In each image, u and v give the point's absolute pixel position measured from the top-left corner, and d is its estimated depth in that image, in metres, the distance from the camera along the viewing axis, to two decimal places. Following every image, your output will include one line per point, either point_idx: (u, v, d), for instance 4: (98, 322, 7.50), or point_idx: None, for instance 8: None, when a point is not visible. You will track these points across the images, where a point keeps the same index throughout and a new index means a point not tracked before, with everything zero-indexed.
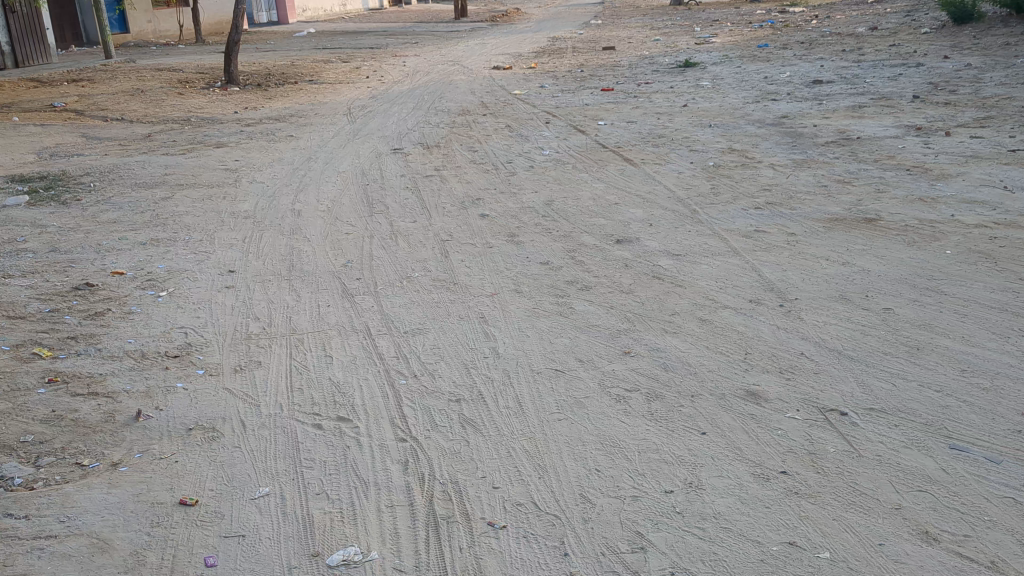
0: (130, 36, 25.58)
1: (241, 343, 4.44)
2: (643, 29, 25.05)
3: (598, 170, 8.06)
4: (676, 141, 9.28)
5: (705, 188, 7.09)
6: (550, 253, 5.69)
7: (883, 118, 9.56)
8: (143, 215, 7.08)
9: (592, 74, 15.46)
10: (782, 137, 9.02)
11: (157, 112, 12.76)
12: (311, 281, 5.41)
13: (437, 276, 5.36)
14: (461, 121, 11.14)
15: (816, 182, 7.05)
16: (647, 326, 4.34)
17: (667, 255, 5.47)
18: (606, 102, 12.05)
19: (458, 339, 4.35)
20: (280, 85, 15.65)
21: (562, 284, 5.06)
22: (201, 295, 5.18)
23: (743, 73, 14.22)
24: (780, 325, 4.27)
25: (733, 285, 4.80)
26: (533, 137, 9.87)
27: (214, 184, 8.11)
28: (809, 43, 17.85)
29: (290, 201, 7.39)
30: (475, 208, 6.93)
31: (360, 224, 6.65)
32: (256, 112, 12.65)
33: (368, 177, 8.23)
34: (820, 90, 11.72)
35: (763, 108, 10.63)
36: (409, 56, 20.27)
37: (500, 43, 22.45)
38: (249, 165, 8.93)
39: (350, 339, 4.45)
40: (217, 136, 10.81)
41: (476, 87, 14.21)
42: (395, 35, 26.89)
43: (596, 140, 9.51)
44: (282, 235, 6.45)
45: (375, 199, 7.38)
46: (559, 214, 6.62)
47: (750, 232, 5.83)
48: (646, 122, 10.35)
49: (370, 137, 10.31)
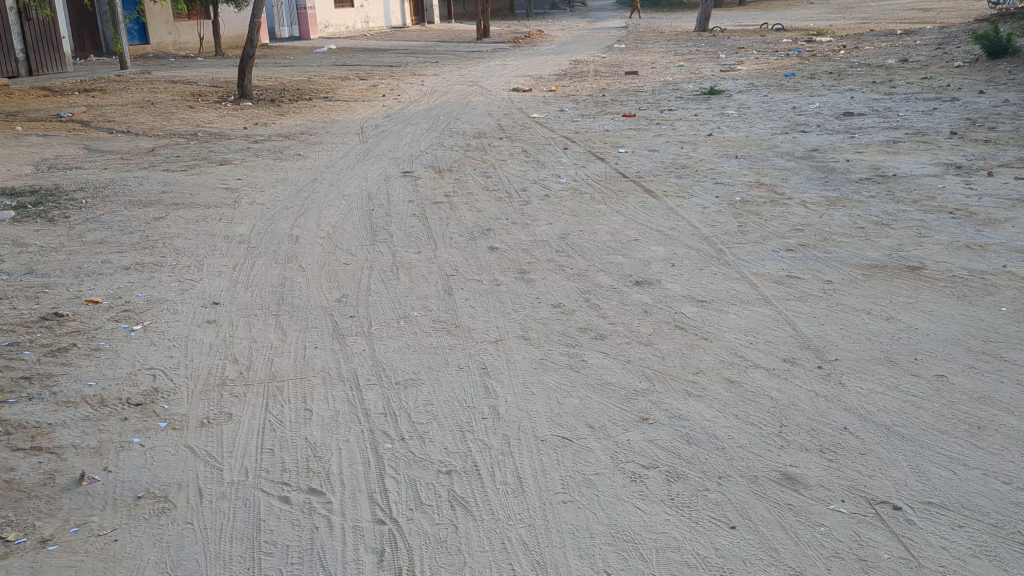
0: (150, 47, 25.41)
1: (213, 390, 3.99)
2: (667, 54, 24.66)
3: (618, 202, 7.60)
4: (700, 171, 8.82)
5: (731, 225, 6.61)
6: (563, 293, 5.23)
7: (920, 154, 9.07)
8: (131, 236, 6.67)
9: (614, 99, 15.05)
10: (813, 172, 8.54)
11: (165, 125, 12.41)
12: (300, 317, 4.95)
13: (437, 316, 4.90)
14: (477, 144, 10.71)
15: (851, 223, 6.57)
16: (667, 386, 3.86)
17: (690, 301, 5.00)
18: (627, 129, 11.62)
19: (455, 394, 3.89)
20: (294, 100, 15.32)
21: (574, 331, 4.59)
22: (177, 329, 4.74)
23: (770, 102, 13.77)
24: (818, 392, 3.78)
25: (763, 341, 4.32)
26: (550, 163, 9.44)
27: (212, 205, 7.69)
28: (838, 73, 17.39)
29: (288, 225, 6.96)
30: (484, 240, 6.48)
31: (361, 254, 6.21)
32: (266, 128, 12.28)
33: (374, 201, 7.80)
34: (852, 123, 11.25)
35: (792, 140, 10.16)
36: (428, 75, 19.92)
37: (520, 65, 22.13)
38: (251, 185, 8.52)
39: (334, 389, 3.98)
40: (224, 152, 10.43)
41: (494, 109, 13.80)
42: (417, 54, 26.65)
43: (616, 169, 9.06)
44: (276, 263, 6.01)
45: (379, 226, 6.94)
46: (574, 249, 6.16)
47: (781, 278, 5.35)
48: (669, 151, 9.90)
49: (380, 158, 9.90)
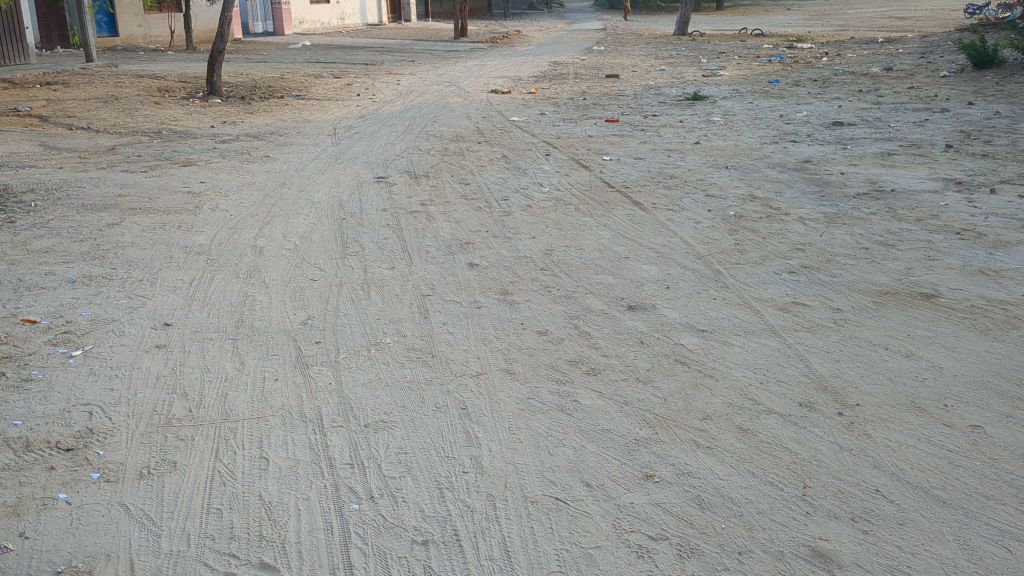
0: (119, 40, 24.71)
1: (156, 431, 3.51)
2: (648, 58, 24.32)
3: (604, 215, 7.18)
4: (689, 182, 8.41)
5: (727, 243, 6.21)
6: (550, 319, 4.80)
7: (917, 168, 8.72)
8: (81, 245, 6.14)
9: (596, 102, 14.66)
10: (808, 185, 8.17)
11: (127, 121, 11.85)
12: (259, 344, 4.48)
13: (412, 344, 4.45)
14: (455, 148, 10.25)
15: (855, 243, 6.18)
16: (672, 436, 3.44)
17: (689, 330, 4.58)
18: (611, 135, 11.21)
19: (433, 440, 3.44)
20: (265, 98, 14.79)
21: (564, 364, 4.15)
22: (120, 356, 4.24)
23: (756, 109, 13.43)
24: (842, 445, 3.38)
25: (773, 381, 3.91)
26: (532, 171, 9.01)
27: (171, 210, 7.18)
28: (823, 81, 17.11)
29: (253, 234, 6.47)
30: (463, 255, 6.04)
31: (330, 270, 5.74)
32: (234, 127, 11.75)
33: (346, 209, 7.33)
34: (843, 133, 10.90)
35: (783, 150, 9.80)
36: (404, 74, 19.40)
37: (499, 65, 21.67)
38: (215, 189, 8.01)
39: (294, 432, 3.52)
40: (189, 152, 9.89)
41: (472, 110, 13.34)
42: (393, 52, 26.10)
43: (601, 178, 8.65)
44: (238, 279, 5.53)
45: (350, 238, 6.47)
46: (560, 267, 5.73)
47: (785, 304, 4.95)
48: (656, 160, 9.49)
49: (353, 162, 9.42)
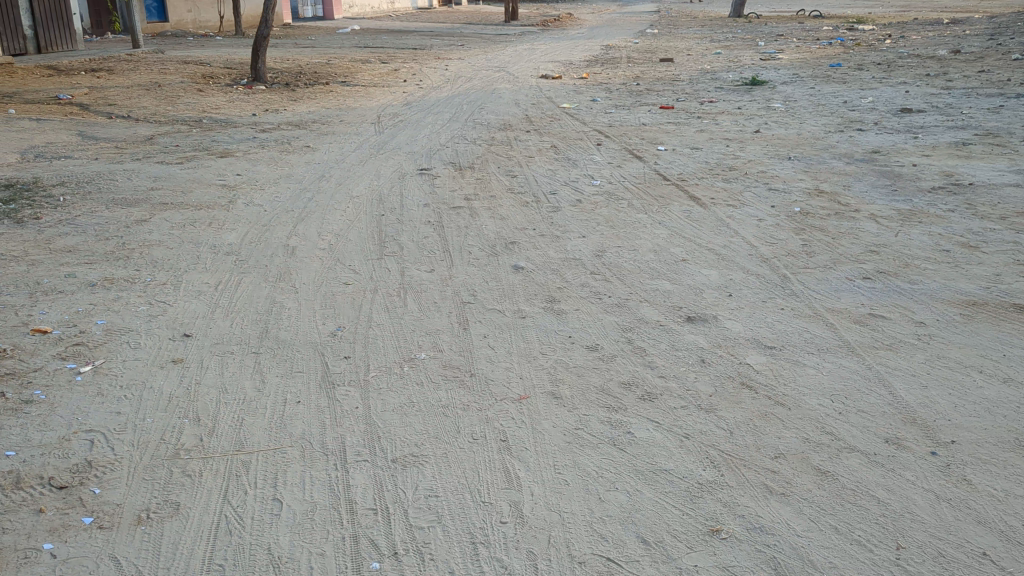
0: (168, 25, 24.65)
1: (160, 466, 3.18)
2: (702, 41, 23.66)
3: (659, 211, 6.72)
4: (750, 174, 7.91)
5: (793, 244, 5.72)
6: (601, 332, 4.38)
7: (996, 158, 8.11)
8: (106, 243, 5.86)
9: (649, 88, 14.13)
10: (878, 178, 7.62)
11: (169, 109, 11.62)
12: (283, 359, 4.12)
13: (449, 361, 4.06)
14: (502, 137, 9.85)
15: (935, 244, 5.65)
16: (740, 480, 3.00)
17: (755, 347, 4.12)
18: (665, 122, 10.71)
19: (467, 479, 3.05)
20: (310, 85, 14.51)
21: (615, 387, 3.73)
22: (132, 373, 3.93)
23: (818, 94, 12.82)
24: (939, 493, 2.91)
25: (854, 412, 3.44)
26: (582, 162, 8.57)
27: (203, 205, 6.88)
28: (887, 64, 16.37)
29: (286, 232, 6.14)
30: (508, 256, 5.64)
31: (364, 273, 5.38)
32: (276, 115, 11.47)
33: (386, 204, 6.96)
34: (912, 120, 10.28)
35: (849, 140, 9.22)
36: (452, 59, 19.04)
37: (549, 49, 21.20)
38: (251, 182, 7.70)
39: (314, 468, 3.15)
40: (228, 142, 9.62)
41: (520, 97, 12.91)
42: (441, 36, 25.74)
43: (655, 170, 8.18)
44: (266, 282, 5.19)
45: (388, 236, 6.10)
46: (612, 271, 5.30)
47: (862, 316, 4.46)
48: (713, 150, 8.99)
49: (395, 152, 9.07)
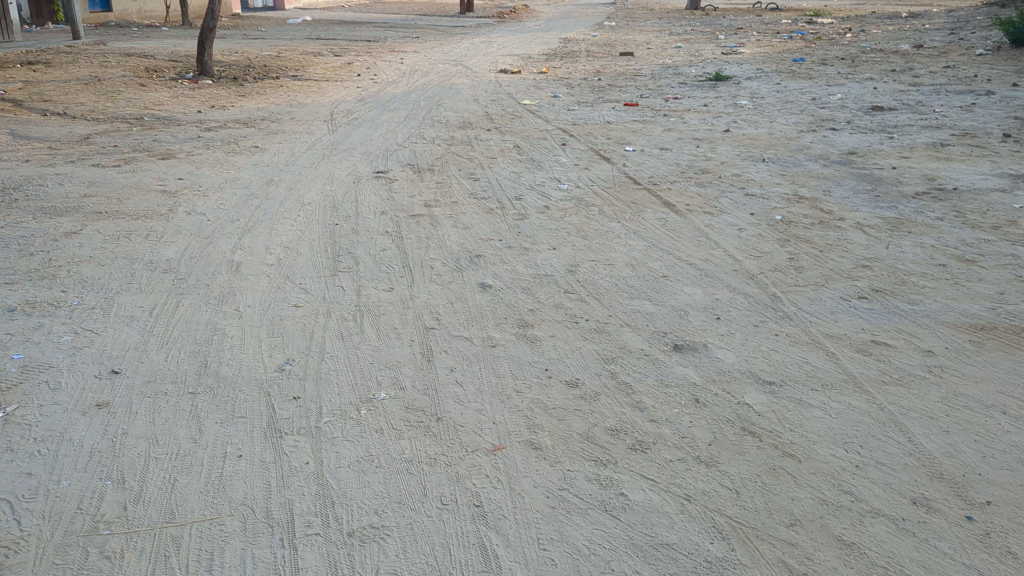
0: (112, 15, 23.79)
1: (75, 546, 2.70)
2: (661, 34, 23.36)
3: (633, 219, 6.32)
4: (724, 177, 7.54)
5: (779, 258, 5.35)
6: (580, 364, 3.94)
7: (977, 161, 7.83)
8: (29, 260, 5.31)
9: (612, 83, 13.75)
10: (858, 183, 7.29)
11: (107, 106, 10.98)
12: (223, 401, 3.63)
13: (412, 401, 3.60)
14: (462, 136, 9.39)
15: (928, 258, 5.31)
16: (755, 557, 2.60)
17: (752, 382, 3.72)
18: (631, 121, 10.32)
19: (437, 562, 2.61)
20: (259, 78, 13.92)
21: (602, 434, 3.30)
22: (48, 422, 3.43)
23: (785, 90, 12.53)
24: (982, 571, 2.53)
25: (873, 464, 3.05)
26: (548, 164, 8.15)
27: (141, 214, 6.33)
28: (851, 59, 16.16)
29: (231, 245, 5.64)
30: (474, 272, 5.19)
31: (316, 293, 4.89)
32: (223, 112, 10.89)
33: (340, 213, 6.47)
34: (885, 119, 9.99)
35: (823, 140, 8.90)
36: (407, 52, 18.52)
37: (507, 42, 20.76)
38: (194, 187, 7.15)
39: (257, 547, 2.70)
40: (171, 142, 9.04)
41: (479, 93, 12.46)
42: (396, 28, 25.18)
43: (625, 172, 7.78)
44: (206, 305, 4.68)
45: (343, 250, 5.62)
46: (588, 290, 4.87)
47: (865, 345, 4.09)
48: (684, 151, 8.61)
49: (349, 153, 8.56)
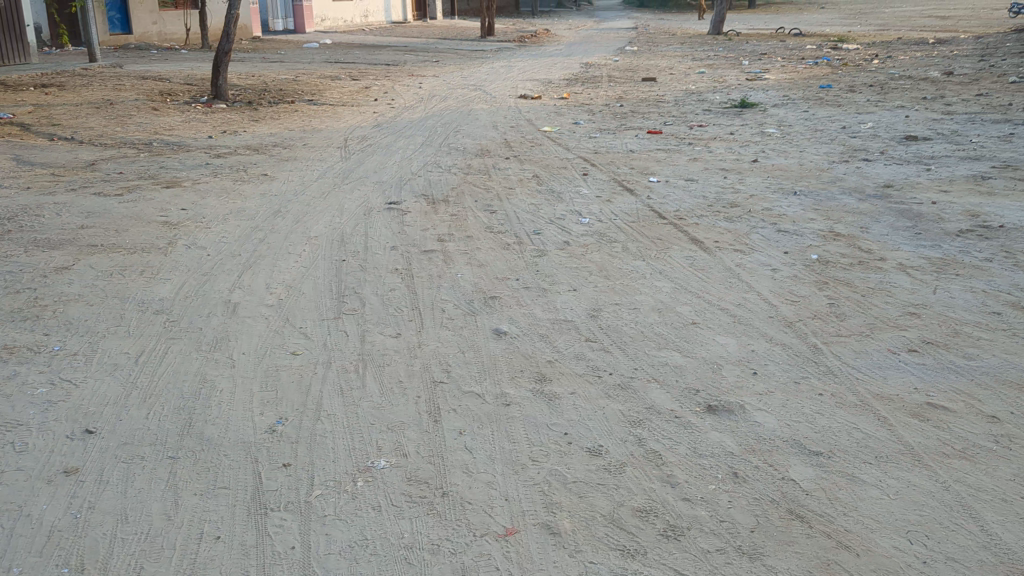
0: (132, 38, 23.75)
1: None
2: (683, 59, 23.09)
3: (659, 257, 5.93)
4: (754, 211, 7.15)
5: (819, 303, 4.95)
6: (603, 427, 3.54)
7: (1022, 195, 7.40)
8: (14, 299, 4.99)
9: (634, 109, 13.42)
10: (896, 218, 6.88)
11: (117, 130, 10.73)
12: (204, 468, 3.26)
13: (415, 471, 3.22)
14: (479, 165, 9.04)
15: (982, 304, 4.89)
16: None
17: (797, 452, 3.32)
18: (654, 149, 9.96)
19: None
20: (274, 103, 13.69)
21: (628, 516, 2.91)
22: (9, 493, 3.07)
23: (814, 118, 12.15)
24: None
25: (943, 560, 2.65)
26: (568, 195, 7.79)
27: (138, 247, 6.01)
28: (879, 86, 15.79)
29: (230, 284, 5.29)
30: (488, 317, 4.81)
31: (317, 339, 4.53)
32: (235, 138, 10.61)
33: (347, 248, 6.12)
34: (920, 150, 9.59)
35: (856, 172, 8.50)
36: (426, 77, 18.28)
37: (527, 67, 20.53)
38: (197, 218, 6.83)
39: None
40: (178, 169, 8.75)
41: (498, 119, 12.16)
42: (415, 52, 25.01)
43: (649, 205, 7.41)
44: (197, 352, 4.33)
45: (349, 290, 5.26)
46: (612, 338, 4.48)
47: (921, 409, 3.68)
48: (711, 182, 8.23)
49: (362, 182, 8.24)
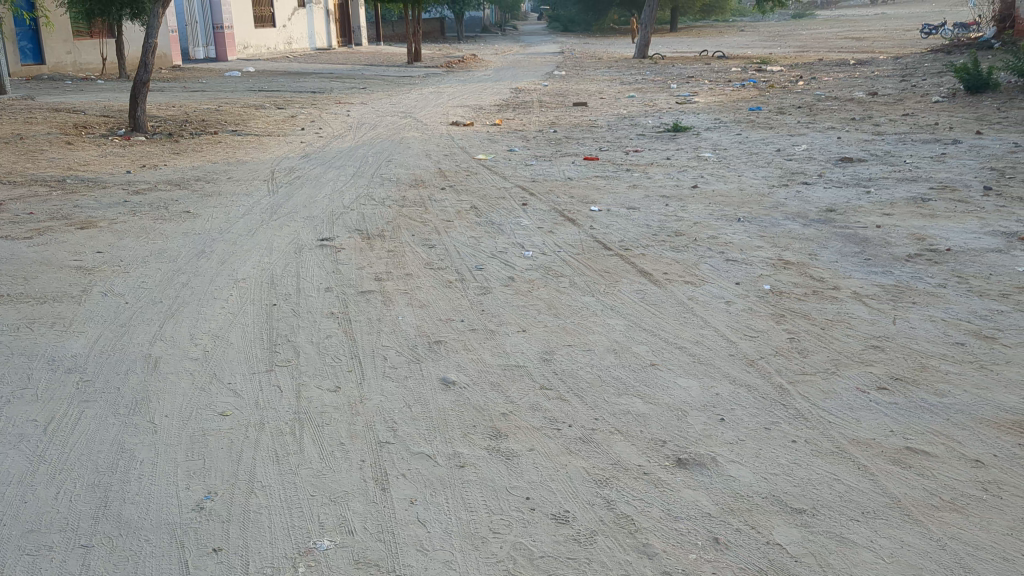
0: (45, 67, 22.87)
1: None
2: (613, 83, 23.14)
3: (608, 292, 5.68)
4: (700, 239, 6.97)
5: (779, 338, 4.74)
6: (567, 489, 3.25)
7: (964, 217, 7.36)
8: None
9: (568, 135, 13.26)
10: (843, 244, 6.76)
11: (27, 167, 10.16)
12: (121, 559, 2.88)
13: (363, 552, 2.89)
14: (414, 197, 8.73)
15: (944, 335, 4.73)
16: None
17: (779, 510, 3.07)
18: (592, 176, 9.78)
19: None
20: (196, 134, 13.21)
21: None
22: None
23: (748, 141, 12.12)
24: None
25: None
26: (508, 226, 7.53)
27: (48, 297, 5.55)
28: (808, 107, 15.92)
29: (150, 335, 4.88)
30: (435, 364, 4.49)
31: (248, 396, 4.15)
32: (155, 172, 10.13)
33: (278, 291, 5.74)
34: (857, 172, 9.56)
35: (798, 196, 8.41)
36: (355, 104, 17.92)
37: (457, 93, 20.33)
38: (114, 262, 6.38)
39: None
40: (94, 208, 8.25)
41: (431, 147, 11.87)
42: (342, 79, 24.60)
43: (593, 236, 7.18)
44: (114, 417, 3.92)
45: (281, 339, 4.89)
46: (568, 384, 4.20)
47: (901, 454, 3.47)
48: (653, 209, 8.05)
49: (291, 218, 7.85)
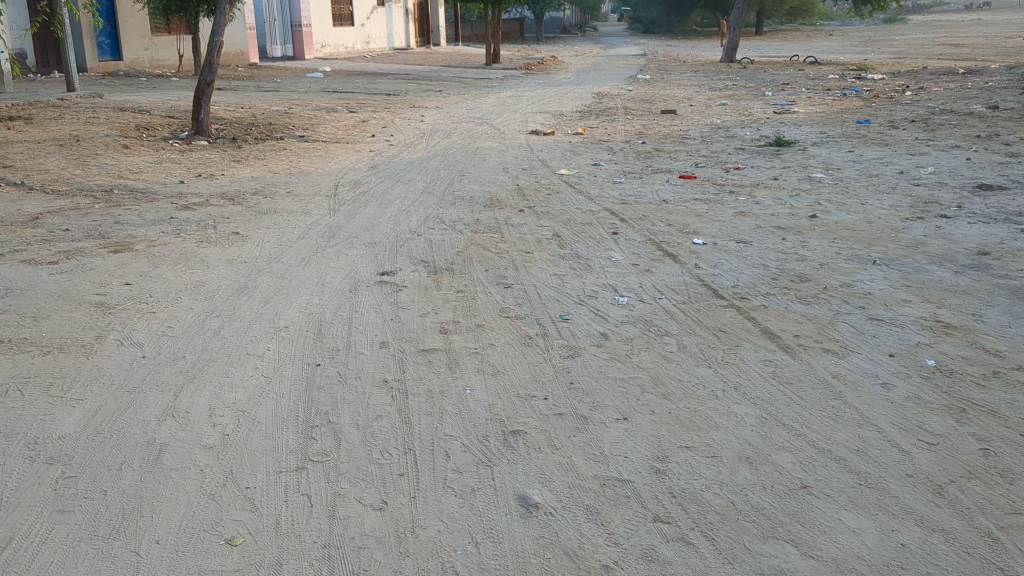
0: (122, 64, 22.53)
1: None
2: (702, 89, 21.90)
3: (729, 361, 4.57)
4: (832, 288, 5.80)
5: (970, 449, 3.57)
6: None
7: None
8: None
9: (658, 147, 12.14)
10: (1011, 299, 5.54)
11: (76, 173, 9.44)
12: None
13: None
14: (489, 220, 7.69)
15: None
16: None
17: None
18: (690, 199, 8.66)
19: None
20: (261, 139, 12.46)
21: None
22: None
23: (862, 160, 10.85)
24: None
25: None
26: (599, 262, 6.46)
27: (55, 345, 4.67)
28: (922, 121, 14.52)
29: (160, 410, 3.92)
30: (512, 470, 3.43)
31: (268, 512, 3.17)
32: (210, 182, 9.32)
33: (326, 345, 4.77)
34: (1001, 202, 8.25)
35: (939, 232, 7.16)
36: (429, 109, 17.01)
37: (536, 97, 19.32)
38: (142, 297, 5.50)
39: None
40: (136, 224, 7.44)
41: (509, 159, 10.88)
42: (418, 80, 23.80)
43: (700, 278, 6.06)
44: (90, 542, 2.97)
45: (320, 419, 3.89)
46: (692, 515, 3.11)
47: None
48: (767, 244, 6.90)
49: (351, 243, 6.91)
